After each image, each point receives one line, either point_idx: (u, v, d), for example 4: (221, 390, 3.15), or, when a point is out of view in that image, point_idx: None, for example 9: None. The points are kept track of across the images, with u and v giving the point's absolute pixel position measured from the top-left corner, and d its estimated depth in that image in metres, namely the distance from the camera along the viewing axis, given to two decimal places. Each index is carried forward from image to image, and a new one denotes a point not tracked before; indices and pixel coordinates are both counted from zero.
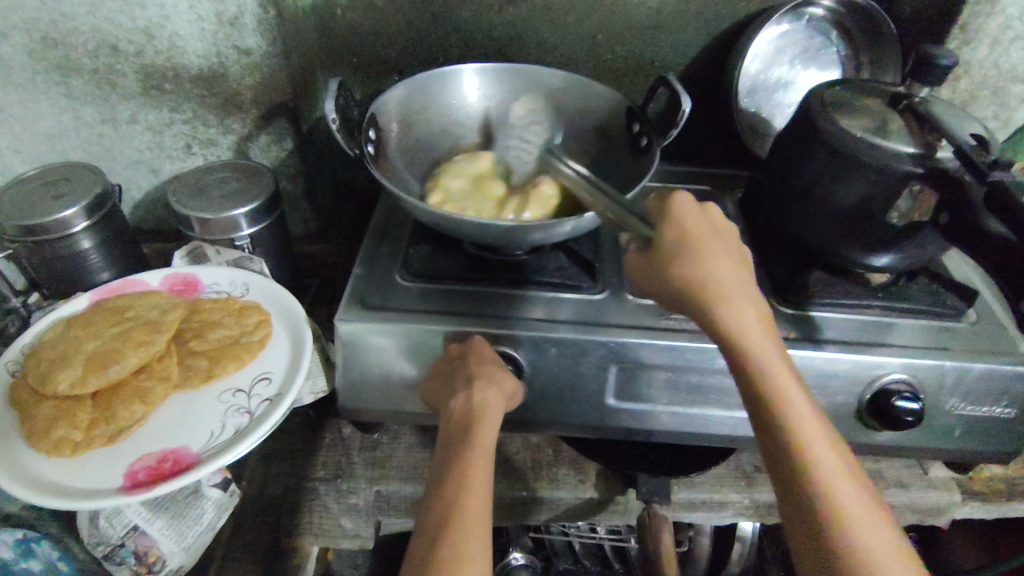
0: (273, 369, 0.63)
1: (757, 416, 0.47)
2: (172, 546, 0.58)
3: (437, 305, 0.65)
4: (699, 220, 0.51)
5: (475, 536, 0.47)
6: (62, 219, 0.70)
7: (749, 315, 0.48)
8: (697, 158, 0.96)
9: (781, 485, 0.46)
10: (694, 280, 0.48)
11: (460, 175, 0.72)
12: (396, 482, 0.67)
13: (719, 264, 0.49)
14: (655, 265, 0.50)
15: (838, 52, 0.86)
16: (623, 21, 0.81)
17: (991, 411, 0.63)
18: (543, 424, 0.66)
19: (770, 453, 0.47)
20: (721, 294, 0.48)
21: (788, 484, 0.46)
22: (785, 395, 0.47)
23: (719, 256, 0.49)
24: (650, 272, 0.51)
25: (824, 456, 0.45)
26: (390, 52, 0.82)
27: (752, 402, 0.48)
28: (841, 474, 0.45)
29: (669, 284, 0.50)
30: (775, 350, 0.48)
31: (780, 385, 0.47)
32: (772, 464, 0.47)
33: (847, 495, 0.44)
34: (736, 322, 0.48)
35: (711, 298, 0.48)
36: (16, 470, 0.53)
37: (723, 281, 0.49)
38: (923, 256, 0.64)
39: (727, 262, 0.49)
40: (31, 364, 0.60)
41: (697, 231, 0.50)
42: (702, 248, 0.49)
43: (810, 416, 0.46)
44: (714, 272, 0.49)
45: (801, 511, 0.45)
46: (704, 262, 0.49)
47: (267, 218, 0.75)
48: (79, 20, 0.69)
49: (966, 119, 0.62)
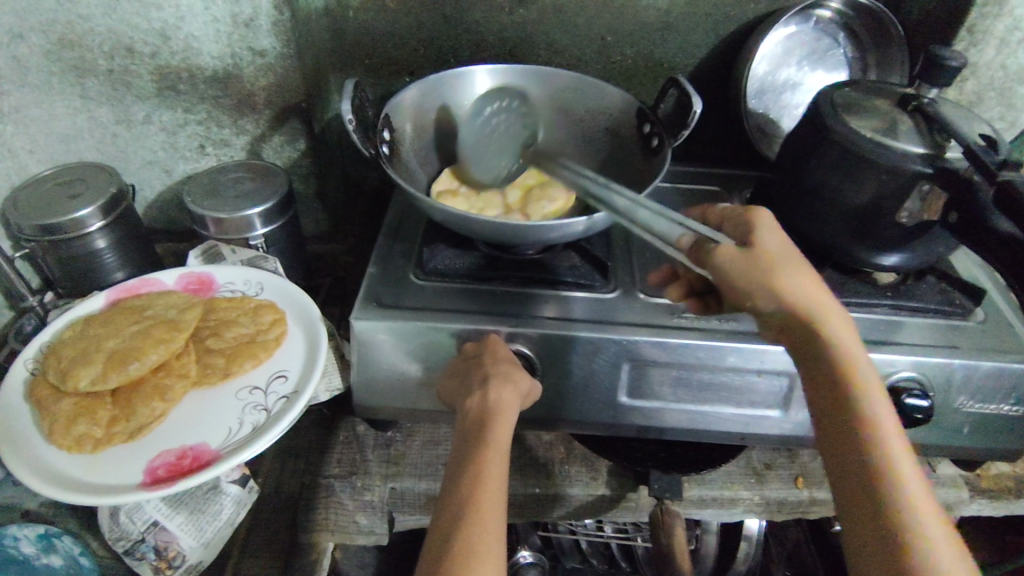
0: (290, 367, 0.64)
1: (837, 417, 0.50)
2: (190, 541, 0.59)
3: (451, 304, 0.66)
4: (783, 240, 0.53)
5: (493, 532, 0.48)
6: (78, 218, 0.70)
7: (838, 326, 0.51)
8: (705, 157, 0.97)
9: (844, 474, 0.48)
10: (771, 288, 0.50)
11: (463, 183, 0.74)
12: (410, 478, 0.68)
13: (798, 274, 0.51)
14: (754, 263, 0.51)
15: (845, 54, 0.87)
16: (632, 23, 0.82)
17: (1000, 409, 0.64)
18: (557, 421, 0.67)
19: (834, 444, 0.50)
20: (817, 306, 0.51)
21: (854, 478, 0.48)
22: (870, 404, 0.49)
23: (807, 274, 0.52)
24: (750, 268, 0.51)
25: (900, 455, 0.47)
26: (401, 53, 0.84)
27: (833, 401, 0.50)
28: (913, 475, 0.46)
29: (745, 289, 0.52)
30: (870, 363, 0.50)
31: (863, 389, 0.49)
32: (837, 457, 0.49)
33: (916, 494, 0.46)
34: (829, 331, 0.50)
35: (806, 310, 0.51)
36: (38, 466, 0.53)
37: (814, 298, 0.51)
38: (934, 254, 0.65)
39: (812, 280, 0.51)
40: (51, 361, 0.61)
41: (787, 247, 0.53)
42: (782, 260, 0.51)
43: (895, 429, 0.48)
44: (799, 285, 0.51)
45: (853, 500, 0.47)
46: (778, 272, 0.51)
47: (281, 218, 0.76)
48: (97, 22, 0.70)
49: (975, 120, 0.63)
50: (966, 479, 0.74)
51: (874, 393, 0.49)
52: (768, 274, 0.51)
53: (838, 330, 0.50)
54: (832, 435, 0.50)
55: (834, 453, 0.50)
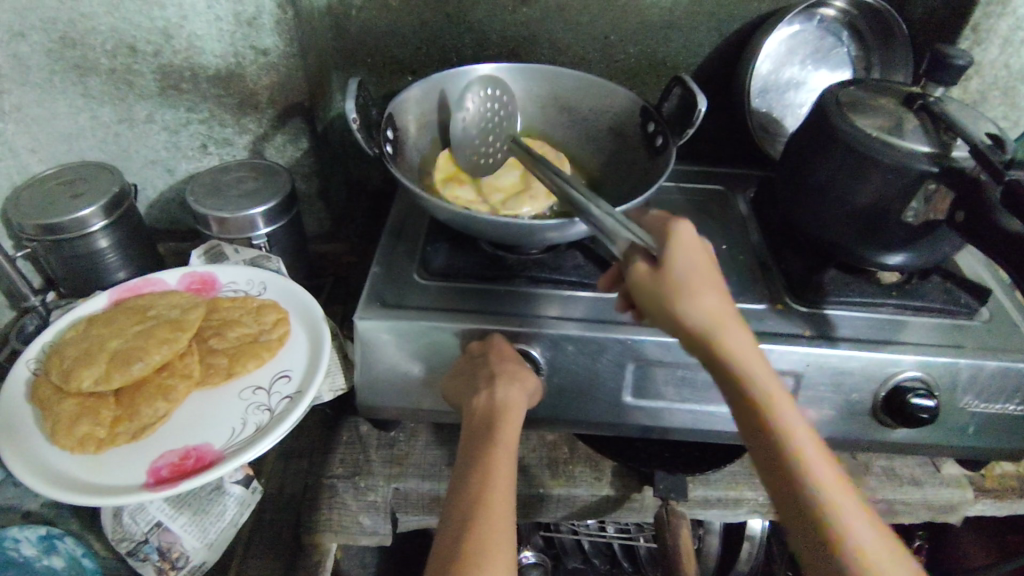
0: (293, 367, 0.64)
1: (761, 441, 0.48)
2: (194, 542, 0.59)
3: (455, 304, 0.65)
4: (686, 252, 0.50)
5: (501, 532, 0.48)
6: (81, 218, 0.70)
7: (744, 344, 0.49)
8: (708, 157, 0.97)
9: (782, 499, 0.48)
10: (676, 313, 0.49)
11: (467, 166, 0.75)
12: (414, 478, 0.67)
13: (702, 295, 0.49)
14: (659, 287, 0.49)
15: (849, 53, 0.87)
16: (635, 21, 0.82)
17: (1006, 409, 0.64)
18: (561, 421, 0.66)
19: (767, 470, 0.48)
20: (722, 322, 0.49)
21: (790, 501, 0.47)
22: (789, 422, 0.47)
23: (710, 291, 0.50)
24: (656, 292, 0.49)
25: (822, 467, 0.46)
26: (404, 52, 0.83)
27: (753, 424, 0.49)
28: (838, 483, 0.46)
29: (655, 312, 0.50)
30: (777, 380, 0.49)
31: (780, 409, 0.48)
32: (769, 478, 0.48)
33: (847, 508, 0.45)
34: (734, 349, 0.49)
35: (709, 329, 0.49)
36: (40, 467, 0.53)
37: (714, 314, 0.49)
38: (939, 254, 0.65)
39: (713, 298, 0.49)
40: (53, 361, 0.61)
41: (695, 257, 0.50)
42: (684, 278, 0.49)
43: (813, 442, 0.47)
44: (703, 306, 0.49)
45: (797, 523, 0.47)
46: (680, 295, 0.49)
47: (283, 217, 0.76)
48: (99, 20, 0.70)
49: (980, 119, 0.62)
50: (970, 479, 0.74)
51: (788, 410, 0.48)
52: (672, 299, 0.49)
53: (740, 346, 0.49)
54: (761, 461, 0.49)
55: (766, 478, 0.49)
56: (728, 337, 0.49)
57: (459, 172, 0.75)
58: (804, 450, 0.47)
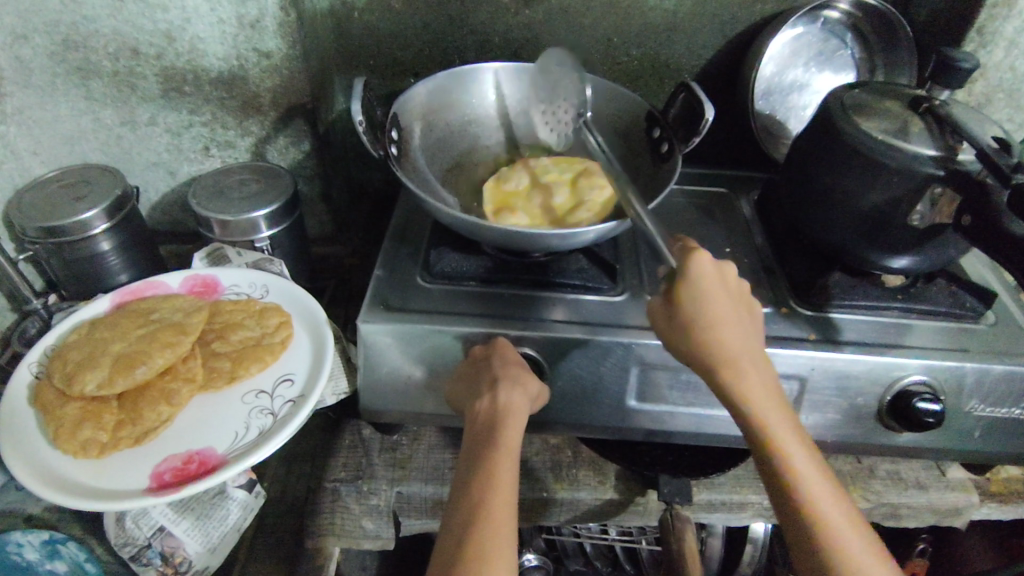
0: (296, 370, 0.63)
1: (765, 465, 0.49)
2: (197, 546, 0.59)
3: (459, 307, 0.65)
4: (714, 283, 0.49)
5: (504, 538, 0.47)
6: (83, 220, 0.70)
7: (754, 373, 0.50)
8: (711, 158, 0.96)
9: (783, 521, 0.49)
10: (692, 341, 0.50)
11: (512, 188, 0.72)
12: (417, 482, 0.67)
13: (720, 325, 0.50)
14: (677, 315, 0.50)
15: (853, 55, 0.86)
16: (639, 23, 0.81)
17: (1012, 413, 0.64)
18: (566, 425, 0.66)
19: (772, 494, 0.49)
20: (734, 358, 0.50)
21: (791, 524, 0.48)
22: (792, 448, 0.48)
23: (729, 321, 0.50)
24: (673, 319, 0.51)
25: (826, 498, 0.47)
26: (406, 54, 0.83)
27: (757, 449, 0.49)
28: (844, 516, 0.47)
29: (672, 338, 0.51)
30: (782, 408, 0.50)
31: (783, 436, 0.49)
32: (772, 501, 0.49)
33: (846, 530, 0.46)
34: (743, 383, 0.50)
35: (721, 358, 0.50)
36: (43, 472, 0.53)
37: (728, 342, 0.50)
38: (944, 257, 0.64)
39: (729, 328, 0.50)
40: (56, 364, 0.60)
41: (709, 295, 0.49)
42: (706, 309, 0.49)
43: (815, 466, 0.48)
44: (719, 335, 0.50)
45: (797, 544, 0.48)
46: (699, 325, 0.49)
47: (286, 220, 0.76)
48: (101, 23, 0.69)
49: (986, 122, 0.62)
50: (975, 482, 0.74)
51: (791, 439, 0.49)
52: (688, 327, 0.50)
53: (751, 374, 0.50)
54: (764, 483, 0.50)
55: (768, 498, 0.50)
56: (738, 364, 0.50)
57: (506, 199, 0.71)
58: (806, 475, 0.48)
